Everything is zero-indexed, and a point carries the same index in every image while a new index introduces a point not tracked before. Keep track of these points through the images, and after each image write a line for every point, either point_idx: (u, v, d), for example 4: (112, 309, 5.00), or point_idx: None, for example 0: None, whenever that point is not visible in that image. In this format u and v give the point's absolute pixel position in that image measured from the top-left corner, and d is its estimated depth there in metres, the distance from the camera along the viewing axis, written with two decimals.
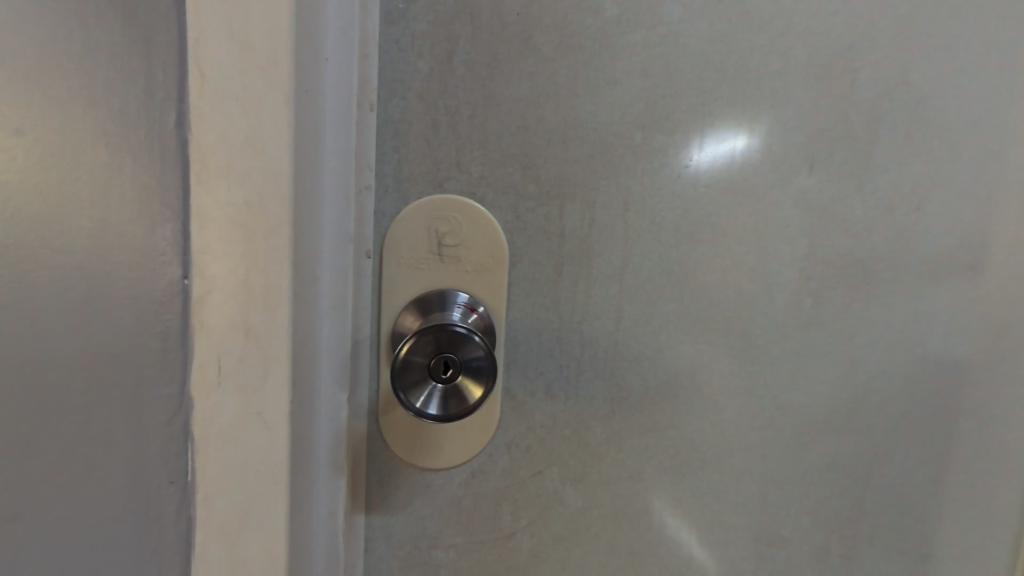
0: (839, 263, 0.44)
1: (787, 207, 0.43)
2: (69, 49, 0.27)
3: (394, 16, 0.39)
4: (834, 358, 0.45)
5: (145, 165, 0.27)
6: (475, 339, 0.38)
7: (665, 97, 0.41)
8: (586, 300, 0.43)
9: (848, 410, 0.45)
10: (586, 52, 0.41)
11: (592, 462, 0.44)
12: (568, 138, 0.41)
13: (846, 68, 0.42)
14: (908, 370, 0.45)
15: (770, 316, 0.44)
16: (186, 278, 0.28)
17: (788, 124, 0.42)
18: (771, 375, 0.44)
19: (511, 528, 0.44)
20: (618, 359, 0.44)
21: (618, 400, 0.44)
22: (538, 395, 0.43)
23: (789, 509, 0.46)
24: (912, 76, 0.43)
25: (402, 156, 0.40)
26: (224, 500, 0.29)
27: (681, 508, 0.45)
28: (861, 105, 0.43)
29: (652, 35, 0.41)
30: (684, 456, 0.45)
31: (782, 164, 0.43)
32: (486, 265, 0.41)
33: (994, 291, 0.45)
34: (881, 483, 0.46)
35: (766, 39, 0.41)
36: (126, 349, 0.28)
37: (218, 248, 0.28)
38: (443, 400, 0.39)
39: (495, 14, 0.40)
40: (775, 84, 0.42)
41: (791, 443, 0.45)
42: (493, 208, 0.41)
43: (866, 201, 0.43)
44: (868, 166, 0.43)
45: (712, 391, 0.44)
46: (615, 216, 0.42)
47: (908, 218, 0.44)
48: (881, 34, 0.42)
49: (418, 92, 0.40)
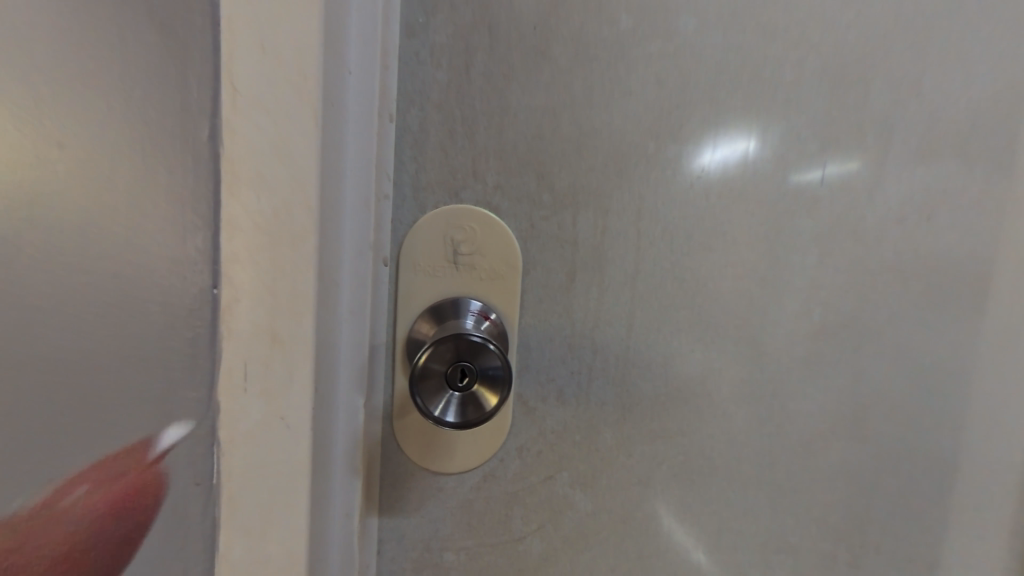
0: (849, 271, 0.44)
1: (798, 215, 0.43)
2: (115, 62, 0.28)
3: (414, 28, 0.40)
4: (845, 367, 0.45)
5: (177, 176, 0.28)
6: (491, 347, 0.39)
7: (679, 107, 0.42)
8: (598, 307, 0.43)
9: (857, 418, 0.45)
10: (602, 63, 0.41)
11: (602, 468, 0.45)
12: (582, 147, 0.42)
13: (859, 78, 0.43)
14: (917, 378, 0.45)
15: (780, 324, 0.44)
16: (215, 288, 0.29)
17: (800, 133, 0.43)
18: (781, 382, 0.45)
19: (522, 532, 0.45)
20: (629, 366, 0.44)
21: (628, 406, 0.45)
22: (550, 401, 0.44)
23: (797, 515, 0.46)
24: (924, 86, 0.43)
25: (420, 165, 0.41)
26: (250, 501, 0.31)
27: (690, 513, 0.46)
28: (874, 115, 0.43)
29: (667, 45, 0.42)
30: (693, 462, 0.45)
31: (794, 171, 0.43)
32: (500, 272, 0.42)
33: (1008, 298, 0.45)
34: (889, 492, 0.47)
35: (780, 51, 0.42)
36: (155, 354, 0.29)
37: (246, 256, 0.29)
38: (460, 407, 0.40)
39: (513, 27, 0.40)
40: (787, 94, 0.42)
41: (799, 450, 0.46)
42: (509, 216, 0.42)
43: (877, 209, 0.44)
44: (880, 175, 0.43)
45: (722, 398, 0.45)
46: (627, 225, 0.43)
47: (920, 227, 0.44)
48: (895, 43, 0.42)
49: (437, 102, 0.40)
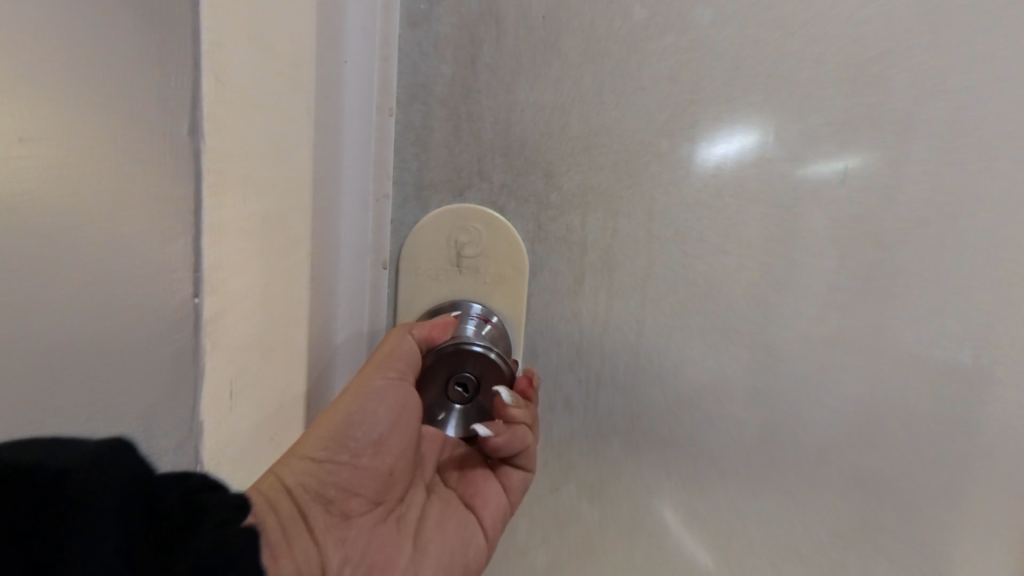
0: (866, 275, 0.42)
1: (815, 217, 0.41)
2: (84, 21, 0.25)
3: (417, 18, 0.40)
4: (858, 373, 0.43)
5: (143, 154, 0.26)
6: (493, 356, 0.37)
7: (693, 103, 0.40)
8: (607, 312, 0.42)
9: (870, 427, 0.43)
10: (614, 56, 0.40)
11: (609, 476, 0.44)
12: (591, 145, 0.41)
13: (880, 76, 0.40)
14: (935, 388, 0.43)
15: (799, 332, 0.42)
16: (196, 297, 0.27)
17: (818, 131, 0.41)
18: (794, 390, 0.43)
19: (526, 543, 0.45)
20: (638, 373, 0.43)
21: (638, 414, 0.43)
22: (558, 410, 0.43)
23: (809, 525, 0.45)
24: (948, 83, 0.40)
25: (423, 163, 0.41)
26: None
27: (698, 524, 0.44)
28: (894, 113, 0.41)
29: (682, 38, 0.40)
30: (703, 472, 0.44)
31: (807, 170, 0.41)
32: (505, 276, 0.41)
33: None
34: (909, 506, 0.44)
35: (799, 45, 0.40)
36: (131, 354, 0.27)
37: (238, 259, 0.29)
38: (463, 421, 0.39)
39: (521, 16, 0.40)
40: (805, 90, 0.40)
41: (812, 460, 0.44)
42: (515, 216, 0.42)
43: (897, 211, 0.41)
44: (903, 177, 0.41)
45: (735, 408, 0.43)
46: (637, 227, 0.42)
47: (943, 230, 0.42)
48: (919, 38, 0.40)
49: (440, 97, 0.41)
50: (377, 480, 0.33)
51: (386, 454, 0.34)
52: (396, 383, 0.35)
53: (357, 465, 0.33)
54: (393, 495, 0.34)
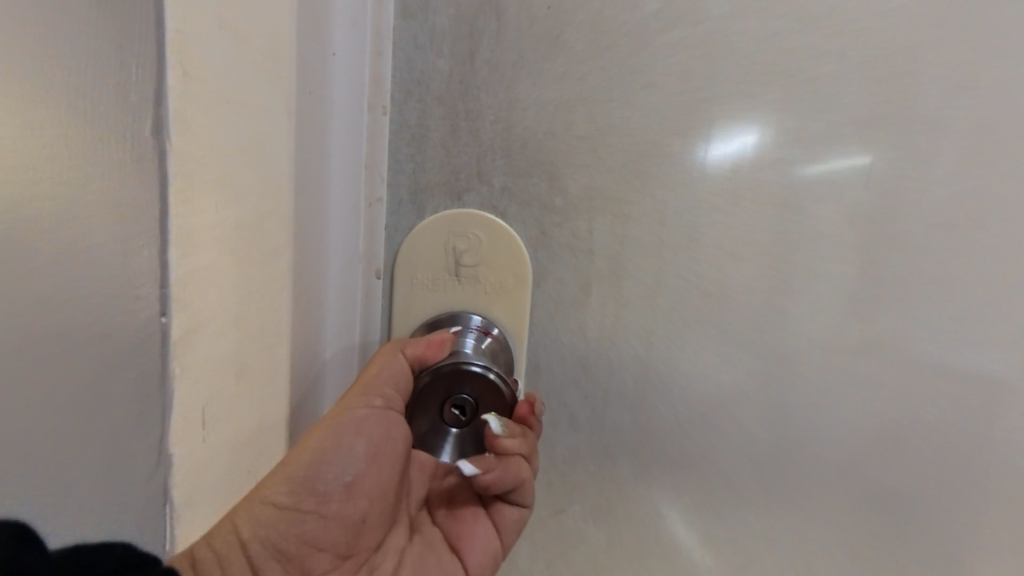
0: (893, 283, 0.39)
1: (837, 221, 0.39)
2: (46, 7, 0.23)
3: (412, 11, 0.38)
4: (878, 391, 0.40)
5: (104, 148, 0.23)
6: (492, 377, 0.35)
7: (707, 99, 0.38)
8: (614, 322, 0.40)
9: (893, 446, 0.40)
10: (621, 50, 0.38)
11: (617, 495, 0.42)
12: (598, 145, 0.39)
13: (904, 71, 0.37)
14: (967, 408, 0.39)
15: (823, 345, 0.39)
16: (164, 316, 0.23)
17: (840, 129, 0.38)
18: (813, 408, 0.40)
19: (530, 561, 0.43)
20: (648, 387, 0.41)
21: (647, 431, 0.41)
22: (562, 426, 0.42)
23: (831, 551, 0.42)
24: (981, 75, 0.37)
25: (418, 166, 0.39)
26: None
27: (712, 545, 0.42)
28: (923, 108, 0.37)
29: (694, 31, 0.37)
30: (716, 491, 0.41)
31: (825, 171, 0.38)
32: (506, 285, 0.39)
33: None
34: (941, 533, 0.41)
35: (819, 37, 0.37)
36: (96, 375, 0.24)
37: (208, 273, 0.26)
38: (459, 446, 0.36)
39: (522, 10, 0.38)
40: (826, 84, 0.38)
41: (831, 480, 0.41)
42: (517, 222, 0.39)
43: (926, 215, 0.38)
44: (933, 177, 0.38)
45: (750, 424, 0.40)
46: (648, 233, 0.39)
47: (984, 236, 0.38)
48: (947, 28, 0.37)
49: (437, 94, 0.39)
50: (346, 528, 0.32)
51: (359, 501, 0.32)
52: (379, 413, 0.34)
53: (325, 513, 0.32)
54: (364, 545, 0.33)
